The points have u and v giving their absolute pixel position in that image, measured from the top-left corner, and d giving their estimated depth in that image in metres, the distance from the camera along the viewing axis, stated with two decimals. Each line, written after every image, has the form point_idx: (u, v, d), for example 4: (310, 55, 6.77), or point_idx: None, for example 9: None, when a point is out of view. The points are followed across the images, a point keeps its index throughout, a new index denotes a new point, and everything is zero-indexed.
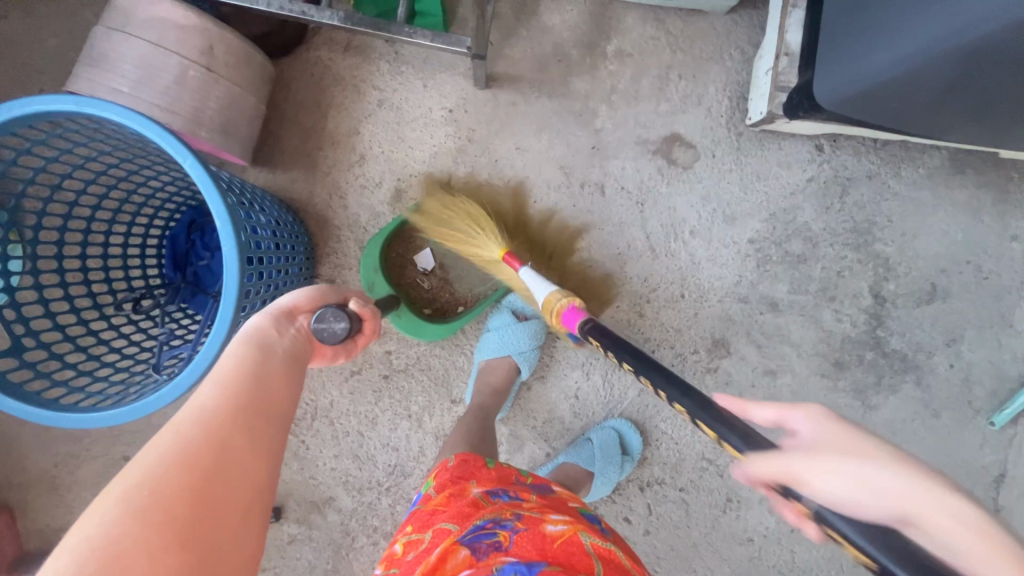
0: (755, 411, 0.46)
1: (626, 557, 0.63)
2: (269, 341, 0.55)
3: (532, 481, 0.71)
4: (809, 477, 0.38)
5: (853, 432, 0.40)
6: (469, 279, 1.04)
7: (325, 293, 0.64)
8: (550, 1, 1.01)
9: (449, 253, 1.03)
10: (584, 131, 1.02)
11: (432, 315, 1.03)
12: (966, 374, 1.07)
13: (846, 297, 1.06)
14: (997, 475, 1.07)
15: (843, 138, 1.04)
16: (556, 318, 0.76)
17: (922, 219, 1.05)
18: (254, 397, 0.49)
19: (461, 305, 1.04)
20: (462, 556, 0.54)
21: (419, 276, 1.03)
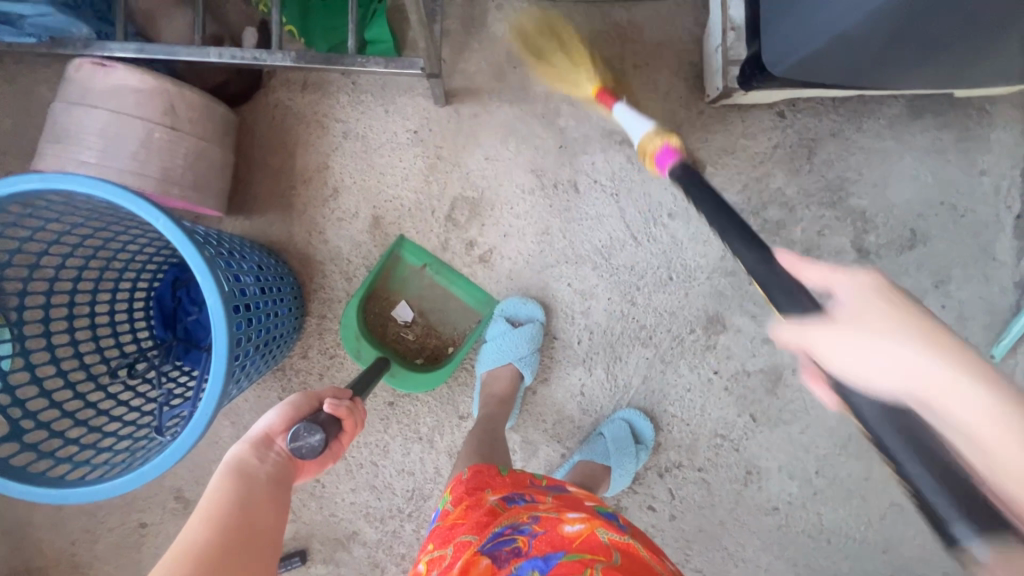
0: (810, 276, 0.49)
1: (649, 548, 0.63)
2: (250, 471, 0.56)
3: (547, 483, 0.71)
4: (822, 349, 0.44)
5: (897, 301, 0.44)
6: (452, 319, 1.04)
7: (298, 402, 0.62)
8: (496, 11, 1.02)
9: (426, 298, 1.03)
10: (550, 131, 1.03)
11: (425, 364, 1.03)
12: (959, 313, 1.08)
13: (830, 255, 1.07)
14: None
15: (801, 101, 1.06)
16: (648, 162, 0.71)
17: (890, 168, 1.07)
18: (240, 522, 0.51)
19: (451, 346, 1.04)
20: (484, 565, 0.57)
21: (401, 328, 1.03)
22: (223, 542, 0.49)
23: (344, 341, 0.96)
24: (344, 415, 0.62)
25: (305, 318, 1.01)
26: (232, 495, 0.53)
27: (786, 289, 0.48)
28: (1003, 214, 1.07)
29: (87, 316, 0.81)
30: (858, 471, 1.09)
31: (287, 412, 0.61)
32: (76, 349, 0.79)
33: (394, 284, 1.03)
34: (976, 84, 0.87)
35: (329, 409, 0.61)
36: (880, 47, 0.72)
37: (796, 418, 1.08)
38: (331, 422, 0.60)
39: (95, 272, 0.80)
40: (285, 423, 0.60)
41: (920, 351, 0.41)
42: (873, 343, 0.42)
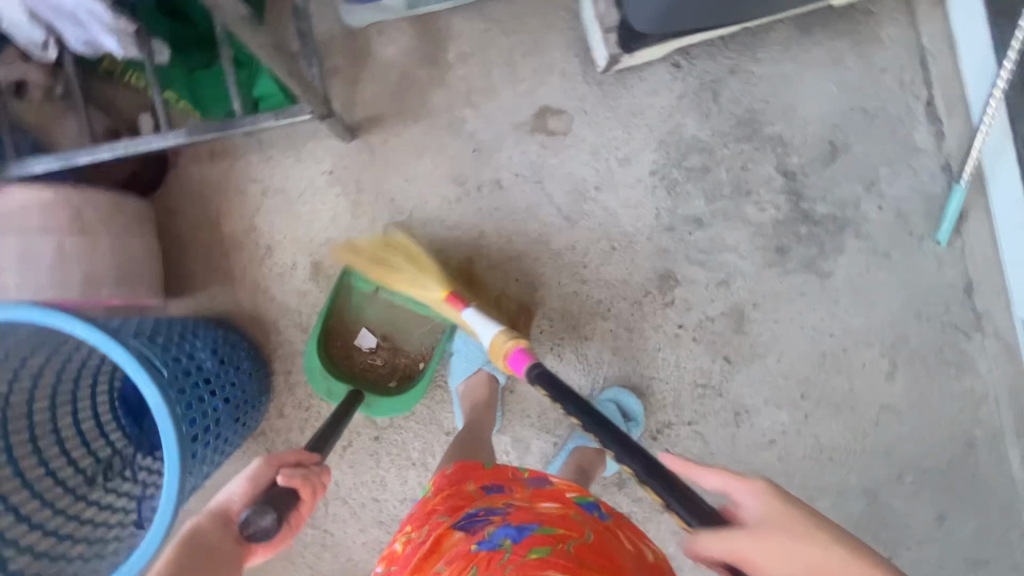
0: (700, 477, 0.54)
1: (624, 543, 0.64)
2: (203, 539, 0.61)
3: (530, 475, 0.72)
4: (753, 557, 0.47)
5: (797, 512, 0.48)
6: (417, 336, 1.05)
7: (258, 473, 0.66)
8: (377, 35, 1.02)
9: (386, 323, 1.04)
10: (459, 138, 1.04)
11: (400, 385, 1.04)
12: (896, 209, 1.10)
13: (760, 187, 1.09)
14: (964, 287, 1.11)
15: (693, 48, 1.07)
16: (503, 360, 0.81)
17: (795, 89, 1.09)
18: None
19: (421, 362, 1.04)
20: (457, 537, 0.60)
21: (368, 356, 1.04)
22: None
23: (310, 378, 0.97)
24: (298, 486, 0.64)
25: (272, 378, 1.02)
26: (182, 564, 0.59)
27: (690, 503, 0.54)
28: (914, 104, 1.09)
29: (50, 432, 0.81)
30: (841, 385, 1.12)
31: (248, 484, 0.66)
32: (47, 466, 0.80)
33: (352, 315, 1.04)
34: None
35: (281, 482, 0.63)
36: None
37: (768, 349, 1.10)
38: (278, 496, 0.62)
39: (48, 388, 0.81)
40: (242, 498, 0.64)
41: (842, 558, 0.44)
42: (797, 549, 0.46)
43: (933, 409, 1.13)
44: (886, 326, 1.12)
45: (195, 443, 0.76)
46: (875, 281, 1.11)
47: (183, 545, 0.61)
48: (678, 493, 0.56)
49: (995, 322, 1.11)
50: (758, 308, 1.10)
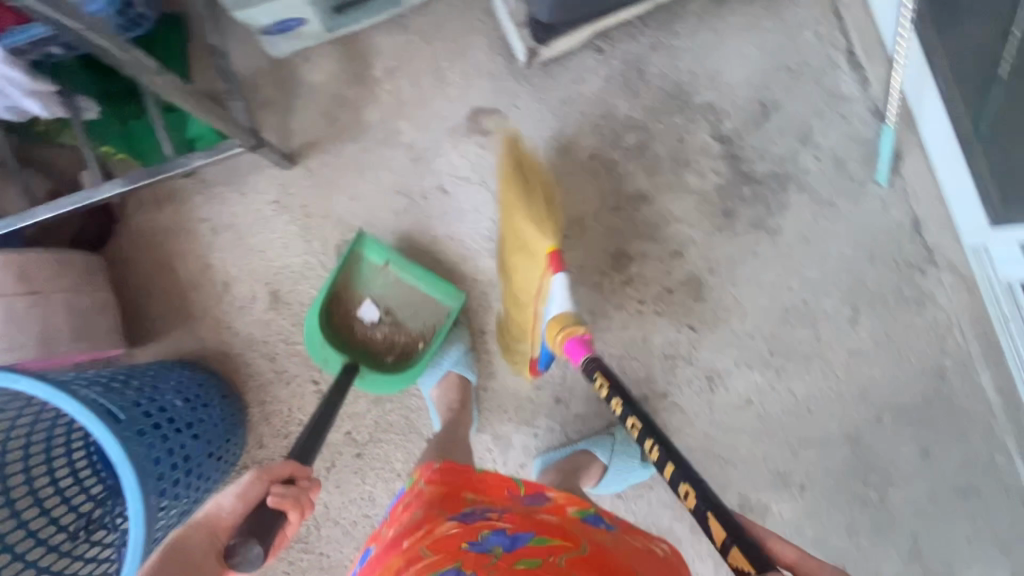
0: None
1: (622, 550, 0.68)
2: (188, 550, 0.62)
3: (529, 488, 0.76)
4: None
5: None
6: (421, 314, 1.05)
7: (252, 490, 0.65)
8: (304, 62, 1.04)
9: (392, 298, 1.04)
10: (398, 151, 1.05)
11: (395, 362, 1.03)
12: (834, 158, 1.12)
13: (698, 156, 1.11)
14: (911, 224, 1.13)
15: (613, 31, 1.10)
16: (562, 339, 0.93)
17: (718, 56, 1.11)
18: None
19: (421, 342, 1.04)
20: (451, 528, 0.64)
21: (369, 329, 1.03)
22: None
23: (310, 345, 0.97)
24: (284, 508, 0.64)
25: (246, 410, 1.02)
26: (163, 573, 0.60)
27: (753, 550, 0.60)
28: (835, 55, 1.12)
29: (25, 492, 0.83)
30: (807, 336, 1.14)
31: (239, 500, 0.65)
32: (27, 528, 0.82)
33: (357, 286, 1.03)
34: None
35: (273, 503, 0.64)
36: None
37: (730, 312, 1.12)
38: (267, 522, 0.62)
39: (18, 450, 0.83)
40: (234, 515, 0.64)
41: None
42: None
43: (900, 348, 1.15)
44: (841, 273, 1.14)
45: (162, 482, 0.78)
46: (824, 231, 1.13)
47: (168, 556, 0.62)
48: (747, 541, 0.61)
49: (947, 254, 1.13)
50: (714, 274, 1.12)
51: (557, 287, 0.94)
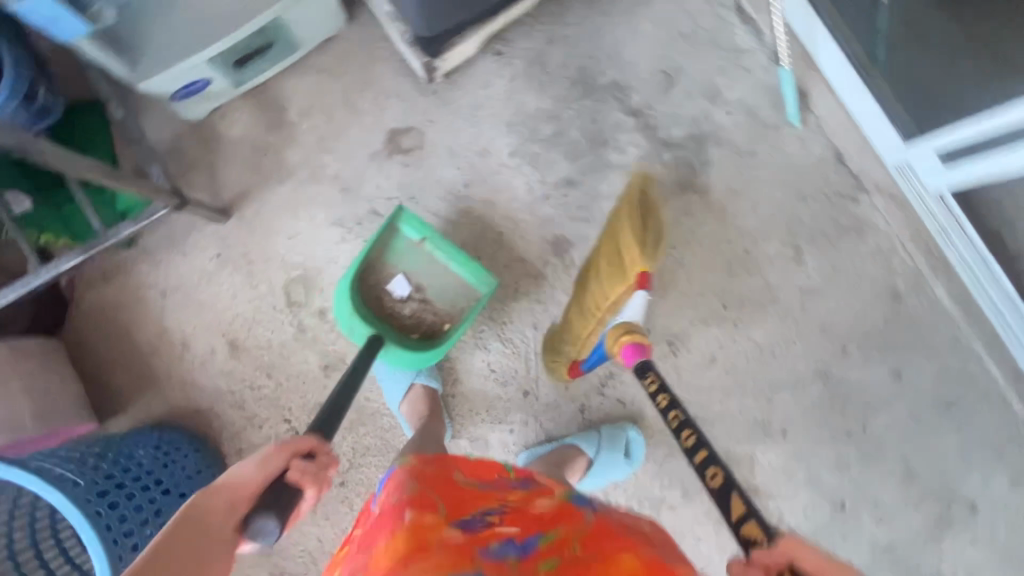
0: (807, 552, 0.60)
1: (620, 519, 0.71)
2: (201, 525, 0.57)
3: (515, 477, 0.78)
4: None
5: None
6: (449, 295, 1.08)
7: (270, 461, 0.62)
8: (221, 119, 1.08)
9: (421, 275, 1.08)
10: (326, 185, 1.09)
11: (419, 339, 1.07)
12: (745, 109, 1.16)
13: (614, 133, 1.15)
14: (833, 157, 1.16)
15: (509, 32, 1.14)
16: (619, 342, 0.97)
17: (613, 36, 1.15)
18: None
19: (445, 323, 1.07)
20: (456, 531, 0.62)
21: (398, 304, 1.07)
22: None
23: (340, 314, 1.01)
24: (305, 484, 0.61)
25: (224, 460, 1.05)
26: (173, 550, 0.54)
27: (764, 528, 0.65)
28: (724, 12, 1.16)
29: None
30: (757, 284, 1.16)
31: (258, 471, 0.61)
32: None
33: (390, 257, 1.07)
34: None
35: (296, 480, 0.61)
36: None
37: (677, 275, 1.15)
38: (287, 500, 0.59)
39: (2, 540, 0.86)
40: (251, 486, 0.60)
41: None
42: None
43: (850, 277, 1.16)
44: (777, 216, 1.16)
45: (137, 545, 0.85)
46: (751, 179, 1.16)
47: (179, 532, 0.56)
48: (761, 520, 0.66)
49: (874, 177, 1.16)
50: None
51: (633, 298, 0.97)
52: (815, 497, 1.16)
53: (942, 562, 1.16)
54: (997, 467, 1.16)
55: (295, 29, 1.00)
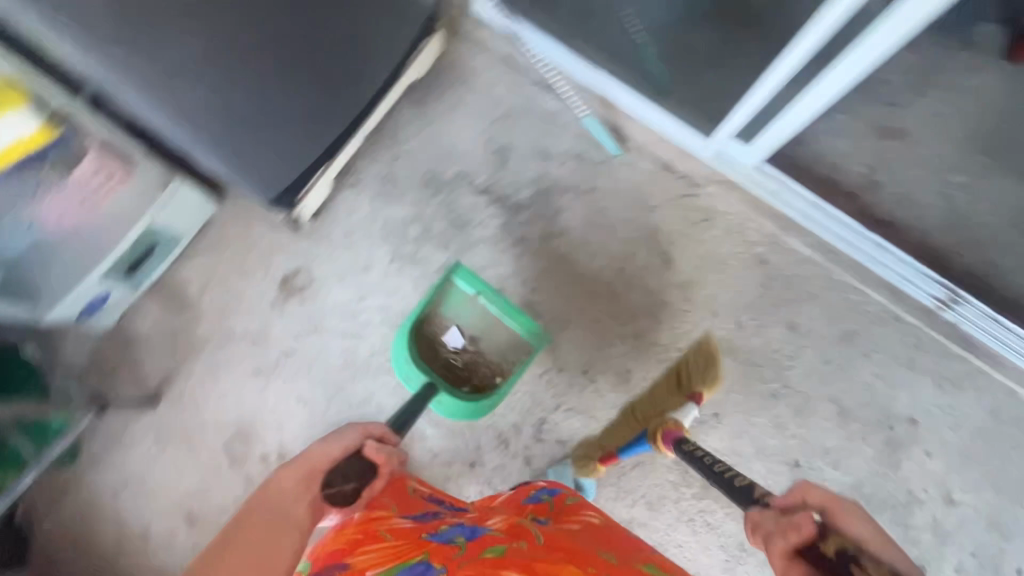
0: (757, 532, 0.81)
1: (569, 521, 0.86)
2: (302, 473, 0.73)
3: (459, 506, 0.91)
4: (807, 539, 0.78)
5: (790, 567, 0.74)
6: (500, 350, 1.21)
7: (350, 438, 0.80)
8: (130, 321, 1.21)
9: (476, 330, 1.21)
10: (238, 344, 1.21)
11: (470, 389, 1.18)
12: (574, 156, 1.34)
13: (473, 214, 1.31)
14: (661, 169, 1.33)
15: (357, 162, 1.31)
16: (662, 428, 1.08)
17: (445, 137, 1.34)
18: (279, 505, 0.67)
19: (496, 376, 1.19)
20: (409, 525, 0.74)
21: (451, 355, 1.19)
22: (263, 513, 0.65)
23: (397, 363, 1.13)
24: (382, 459, 0.78)
25: None
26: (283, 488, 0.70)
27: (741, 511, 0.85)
28: (528, 88, 1.36)
29: None
30: (640, 295, 1.28)
31: (334, 446, 0.78)
32: None
33: (446, 309, 1.20)
34: (392, 70, 1.14)
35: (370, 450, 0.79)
36: (262, 139, 0.95)
37: (568, 313, 1.27)
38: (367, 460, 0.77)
39: None
40: (337, 454, 0.75)
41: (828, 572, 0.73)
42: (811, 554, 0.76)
43: (717, 260, 1.29)
44: (635, 232, 1.30)
45: None
46: (601, 209, 1.31)
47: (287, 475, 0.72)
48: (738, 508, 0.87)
49: (702, 172, 1.32)
50: (537, 293, 1.28)
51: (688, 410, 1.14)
52: (769, 465, 1.22)
53: (908, 484, 1.21)
54: (915, 377, 1.24)
55: (170, 225, 1.15)
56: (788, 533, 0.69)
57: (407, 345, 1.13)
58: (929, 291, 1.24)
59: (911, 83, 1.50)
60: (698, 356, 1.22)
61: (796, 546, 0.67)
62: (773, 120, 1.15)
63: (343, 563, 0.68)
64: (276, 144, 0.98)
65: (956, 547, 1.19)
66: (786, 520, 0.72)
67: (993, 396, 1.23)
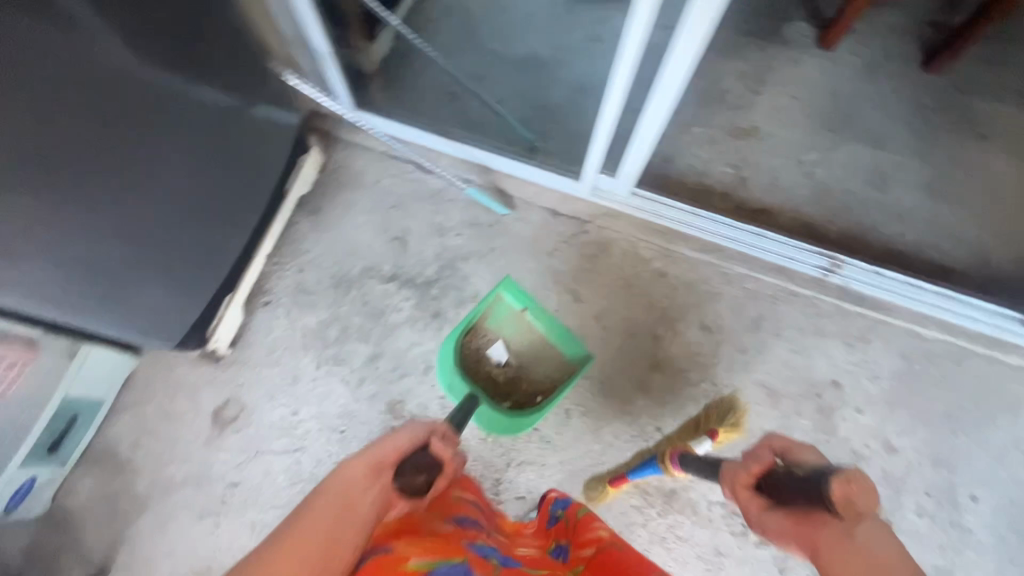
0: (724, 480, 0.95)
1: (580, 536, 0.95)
2: (375, 465, 0.70)
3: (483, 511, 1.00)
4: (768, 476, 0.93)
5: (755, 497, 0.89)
6: (542, 370, 1.28)
7: (416, 431, 0.80)
8: (68, 495, 1.21)
9: (518, 348, 1.29)
10: (181, 489, 1.22)
11: (509, 405, 1.24)
12: (469, 225, 1.43)
13: (386, 301, 1.36)
14: (550, 216, 1.43)
15: (265, 281, 1.36)
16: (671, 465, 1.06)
17: (345, 237, 1.41)
18: (347, 501, 0.63)
19: (538, 396, 1.26)
20: (454, 527, 0.80)
21: (495, 366, 1.26)
22: (334, 507, 0.62)
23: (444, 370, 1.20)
24: (449, 456, 0.80)
25: None
26: (351, 479, 0.67)
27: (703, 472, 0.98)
28: (413, 173, 1.46)
29: None
30: None
31: (407, 438, 0.77)
32: None
33: (491, 322, 1.28)
34: (264, 192, 1.20)
35: (438, 447, 0.80)
36: (144, 284, 0.97)
37: None
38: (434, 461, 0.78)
39: None
40: (405, 447, 0.75)
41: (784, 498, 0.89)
42: None
43: (622, 285, 1.38)
44: (540, 280, 1.39)
45: None
46: (505, 267, 1.40)
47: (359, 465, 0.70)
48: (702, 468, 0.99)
49: (586, 210, 1.43)
50: None
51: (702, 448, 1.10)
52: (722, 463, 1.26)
53: (850, 443, 1.27)
54: (825, 344, 1.33)
55: (88, 394, 1.15)
56: (750, 466, 0.84)
57: (453, 349, 1.20)
58: (813, 262, 1.36)
59: (745, 89, 1.70)
60: (721, 405, 1.19)
61: (754, 477, 0.83)
62: (626, 151, 1.26)
63: (388, 548, 0.66)
64: (163, 288, 1.02)
65: (913, 492, 1.24)
66: (748, 456, 0.87)
67: (898, 340, 1.33)
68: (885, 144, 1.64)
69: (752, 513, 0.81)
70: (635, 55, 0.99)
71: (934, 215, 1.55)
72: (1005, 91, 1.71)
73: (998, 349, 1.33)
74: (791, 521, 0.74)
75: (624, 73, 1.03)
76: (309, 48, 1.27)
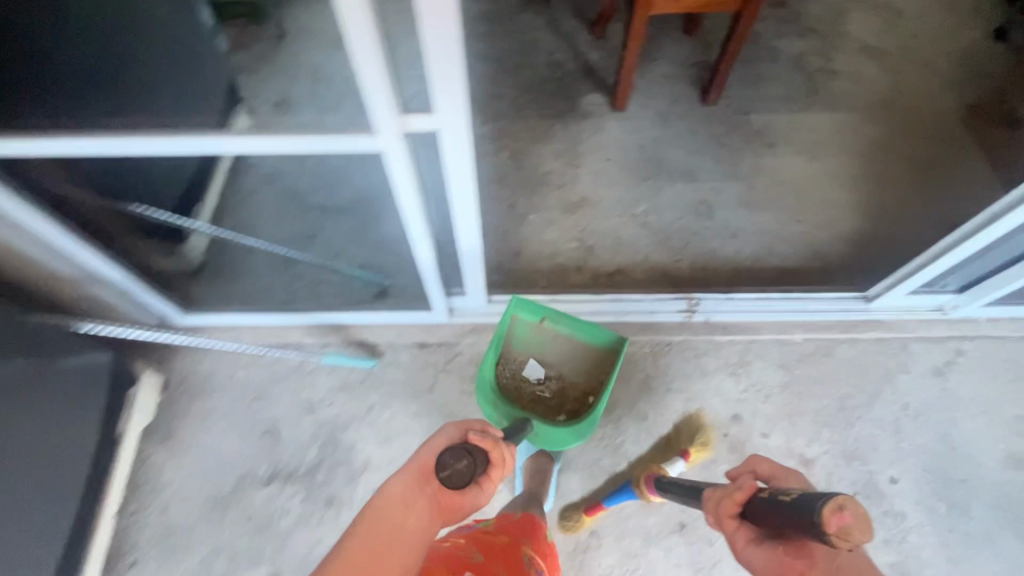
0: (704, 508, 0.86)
1: None
2: (421, 476, 0.82)
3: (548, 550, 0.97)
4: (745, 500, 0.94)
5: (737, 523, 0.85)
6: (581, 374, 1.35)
7: (452, 433, 0.88)
8: None
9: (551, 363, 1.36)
10: None
11: (565, 417, 1.31)
12: (339, 390, 1.35)
13: (271, 507, 1.24)
14: (419, 351, 1.40)
15: (126, 539, 1.21)
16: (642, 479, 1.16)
17: (207, 452, 1.28)
18: (397, 522, 0.77)
19: (590, 397, 1.33)
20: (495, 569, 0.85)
21: (537, 385, 1.33)
22: (382, 526, 0.76)
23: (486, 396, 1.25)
24: (489, 444, 0.85)
25: None
26: (403, 495, 0.80)
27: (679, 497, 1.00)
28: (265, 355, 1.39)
29: None
30: None
31: (445, 438, 0.87)
32: None
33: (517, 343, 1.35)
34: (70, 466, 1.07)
35: (479, 439, 0.86)
36: None
37: None
38: (478, 451, 0.84)
39: None
40: (441, 446, 0.85)
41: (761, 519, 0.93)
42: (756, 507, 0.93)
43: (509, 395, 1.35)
44: (428, 420, 1.33)
45: None
46: (388, 421, 1.32)
47: (409, 477, 0.82)
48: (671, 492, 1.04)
49: (451, 333, 1.41)
50: None
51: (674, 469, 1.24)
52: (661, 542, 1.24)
53: None
54: (713, 383, 1.37)
55: None
56: (734, 495, 0.76)
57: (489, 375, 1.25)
58: (675, 308, 1.43)
59: (564, 167, 1.83)
60: (689, 425, 1.32)
61: (739, 505, 0.75)
62: (463, 273, 1.27)
63: None
64: None
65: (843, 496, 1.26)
66: (731, 484, 0.80)
67: (773, 354, 1.40)
68: (698, 175, 1.80)
69: (737, 547, 0.73)
70: (420, 221, 1.01)
71: (761, 224, 1.70)
72: (772, 102, 1.97)
73: (855, 331, 1.43)
74: (780, 560, 0.68)
75: (422, 237, 1.05)
76: (106, 284, 1.20)
